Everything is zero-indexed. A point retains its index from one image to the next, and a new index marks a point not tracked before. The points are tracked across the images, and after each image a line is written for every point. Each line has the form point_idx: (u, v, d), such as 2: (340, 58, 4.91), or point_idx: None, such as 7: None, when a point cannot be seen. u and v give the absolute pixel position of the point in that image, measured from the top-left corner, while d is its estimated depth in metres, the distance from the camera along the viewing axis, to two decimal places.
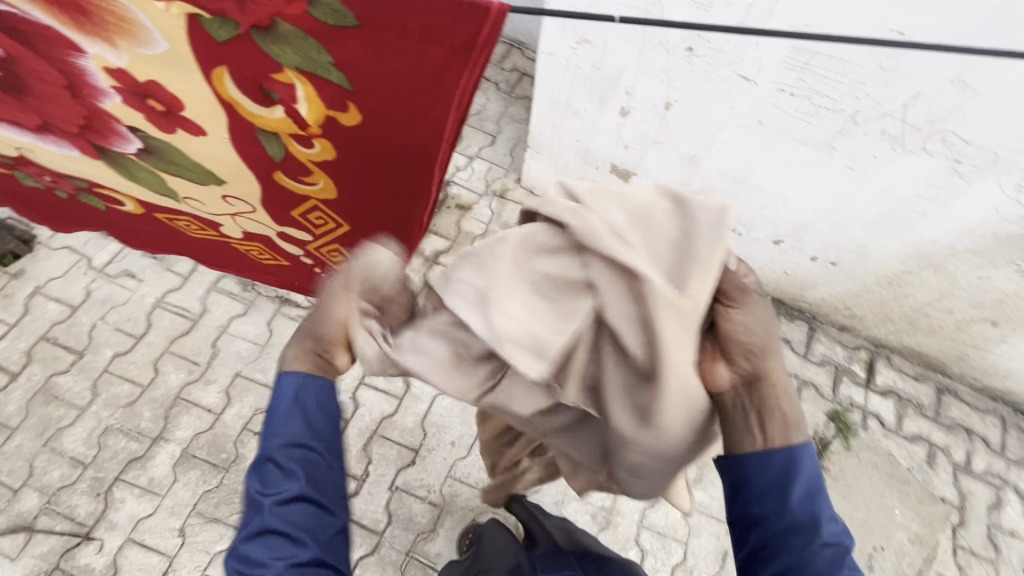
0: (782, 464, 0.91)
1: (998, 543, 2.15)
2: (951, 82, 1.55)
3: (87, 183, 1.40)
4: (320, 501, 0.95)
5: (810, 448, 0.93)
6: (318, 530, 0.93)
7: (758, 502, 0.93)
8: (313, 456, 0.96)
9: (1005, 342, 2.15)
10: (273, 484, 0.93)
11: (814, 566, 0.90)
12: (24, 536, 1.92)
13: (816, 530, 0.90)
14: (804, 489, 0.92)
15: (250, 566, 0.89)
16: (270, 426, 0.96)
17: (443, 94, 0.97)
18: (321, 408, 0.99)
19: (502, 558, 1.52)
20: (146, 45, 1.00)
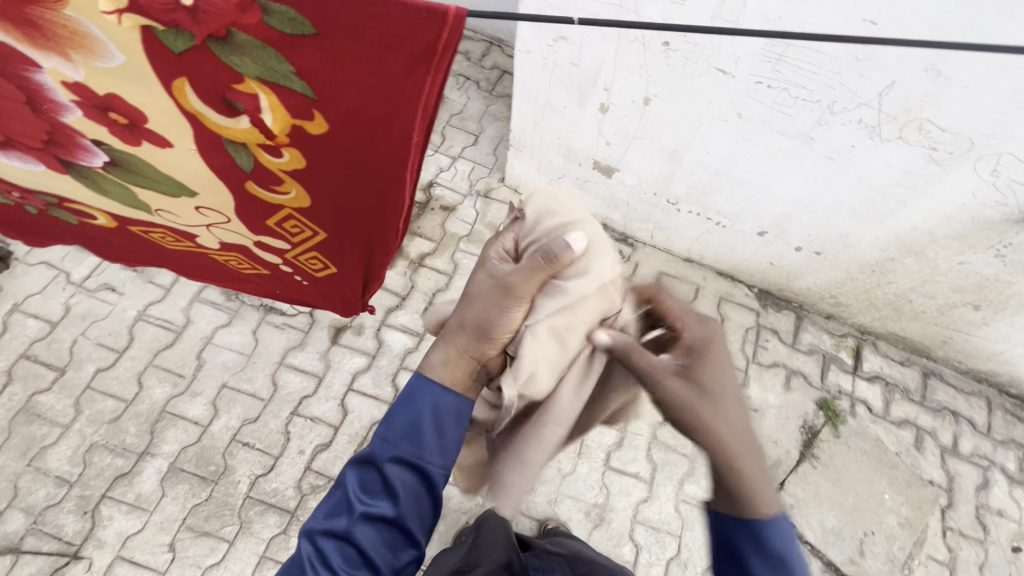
0: (746, 536, 0.89)
1: (986, 523, 2.18)
2: (925, 71, 1.55)
3: (57, 198, 1.38)
4: (408, 531, 0.92)
5: (780, 521, 0.89)
6: (395, 555, 0.92)
7: (722, 561, 0.93)
8: (421, 482, 0.93)
9: (987, 324, 2.17)
10: (371, 494, 0.91)
11: None
12: (11, 558, 1.89)
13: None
14: (769, 561, 0.88)
15: (322, 563, 0.90)
16: (389, 431, 0.94)
17: (408, 100, 0.96)
18: (446, 434, 0.95)
19: (494, 552, 1.44)
20: (103, 58, 0.98)
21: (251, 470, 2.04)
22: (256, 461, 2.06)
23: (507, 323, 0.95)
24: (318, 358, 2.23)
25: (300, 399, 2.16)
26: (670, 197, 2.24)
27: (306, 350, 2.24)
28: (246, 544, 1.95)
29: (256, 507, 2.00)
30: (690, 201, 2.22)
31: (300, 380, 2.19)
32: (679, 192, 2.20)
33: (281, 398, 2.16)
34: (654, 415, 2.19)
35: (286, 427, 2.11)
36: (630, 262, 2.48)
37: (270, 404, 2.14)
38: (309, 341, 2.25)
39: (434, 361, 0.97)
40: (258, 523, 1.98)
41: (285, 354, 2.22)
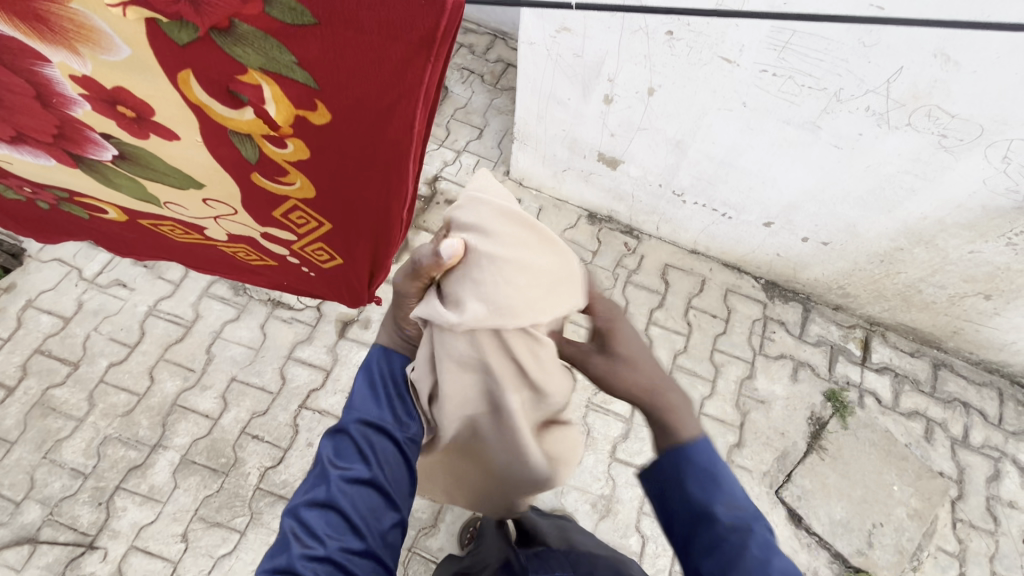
0: (671, 461, 0.90)
1: (997, 515, 2.16)
2: (933, 56, 1.53)
3: (68, 193, 1.40)
4: (387, 492, 0.91)
5: (700, 437, 0.91)
6: (376, 519, 0.89)
7: (665, 498, 0.90)
8: (393, 445, 0.96)
9: (999, 314, 2.14)
10: (344, 459, 0.92)
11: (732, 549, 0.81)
12: (29, 548, 1.93)
13: (718, 521, 0.84)
14: (700, 476, 0.87)
15: (307, 536, 0.85)
16: (354, 400, 1.00)
17: (409, 89, 0.96)
18: (407, 398, 1.02)
19: (498, 555, 1.45)
20: (109, 51, 0.99)
21: (262, 462, 2.07)
22: (266, 453, 2.09)
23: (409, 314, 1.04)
24: (325, 352, 2.25)
25: (308, 392, 2.18)
26: (675, 188, 2.22)
27: (314, 344, 2.26)
28: (256, 534, 1.98)
29: (266, 498, 2.03)
30: (696, 192, 2.21)
31: (308, 373, 2.21)
32: (684, 183, 2.19)
33: (290, 392, 2.18)
34: None
35: (294, 420, 2.14)
36: (636, 254, 2.46)
37: (278, 398, 2.17)
38: (316, 335, 2.27)
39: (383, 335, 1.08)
40: (268, 514, 2.01)
41: (293, 348, 2.25)
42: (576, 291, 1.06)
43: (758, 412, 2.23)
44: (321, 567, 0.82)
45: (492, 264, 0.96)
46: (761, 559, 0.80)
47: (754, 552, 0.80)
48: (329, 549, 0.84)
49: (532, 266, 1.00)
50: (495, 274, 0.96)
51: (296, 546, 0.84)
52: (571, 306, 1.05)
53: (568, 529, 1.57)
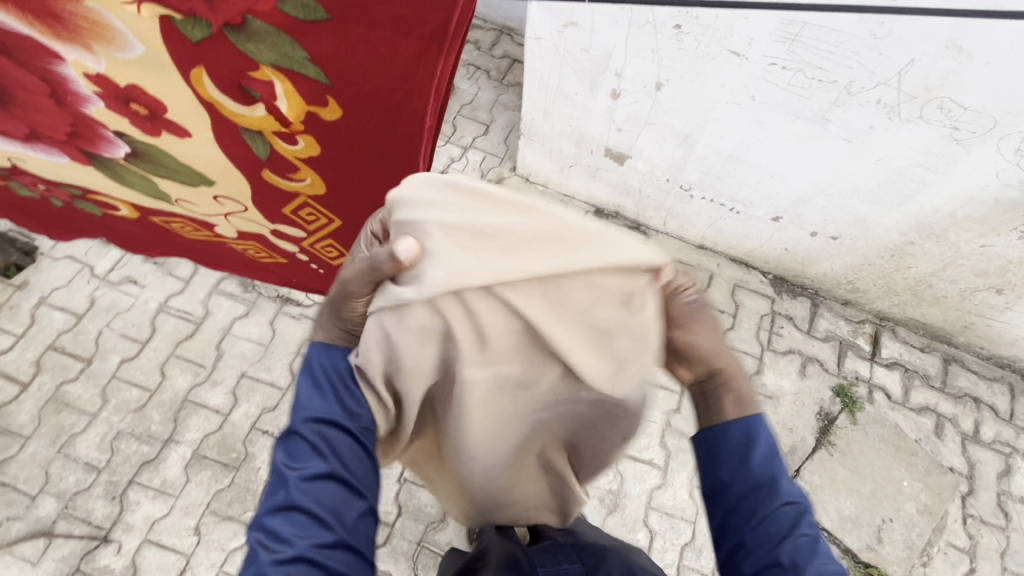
0: (742, 435, 0.95)
1: (1008, 510, 2.15)
2: (945, 48, 1.52)
3: (81, 190, 1.41)
4: (349, 483, 0.90)
5: (763, 417, 0.96)
6: (344, 511, 0.88)
7: (725, 467, 0.94)
8: (347, 435, 0.93)
9: (1011, 309, 2.12)
10: (299, 460, 0.90)
11: (779, 524, 0.89)
12: (44, 541, 1.96)
13: (780, 496, 0.90)
14: (763, 453, 0.93)
15: (274, 541, 0.85)
16: (300, 398, 0.96)
17: (421, 84, 0.96)
18: (354, 386, 0.97)
19: (501, 548, 1.40)
20: (123, 48, 1.00)
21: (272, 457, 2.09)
22: None
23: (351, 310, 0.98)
24: None
25: None
26: (683, 183, 2.22)
27: None
28: None
29: None
30: (704, 187, 2.20)
31: None
32: (692, 178, 2.18)
33: None
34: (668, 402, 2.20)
35: None
36: None
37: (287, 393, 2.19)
38: None
39: (319, 330, 1.02)
40: None
41: (301, 344, 2.26)
42: (570, 240, 0.90)
43: (766, 407, 2.23)
44: (291, 568, 0.82)
45: (443, 231, 0.90)
46: (806, 535, 0.89)
47: (804, 530, 0.88)
48: (298, 549, 0.83)
49: (489, 225, 0.90)
50: (446, 239, 0.90)
51: (266, 553, 0.84)
52: (564, 261, 0.89)
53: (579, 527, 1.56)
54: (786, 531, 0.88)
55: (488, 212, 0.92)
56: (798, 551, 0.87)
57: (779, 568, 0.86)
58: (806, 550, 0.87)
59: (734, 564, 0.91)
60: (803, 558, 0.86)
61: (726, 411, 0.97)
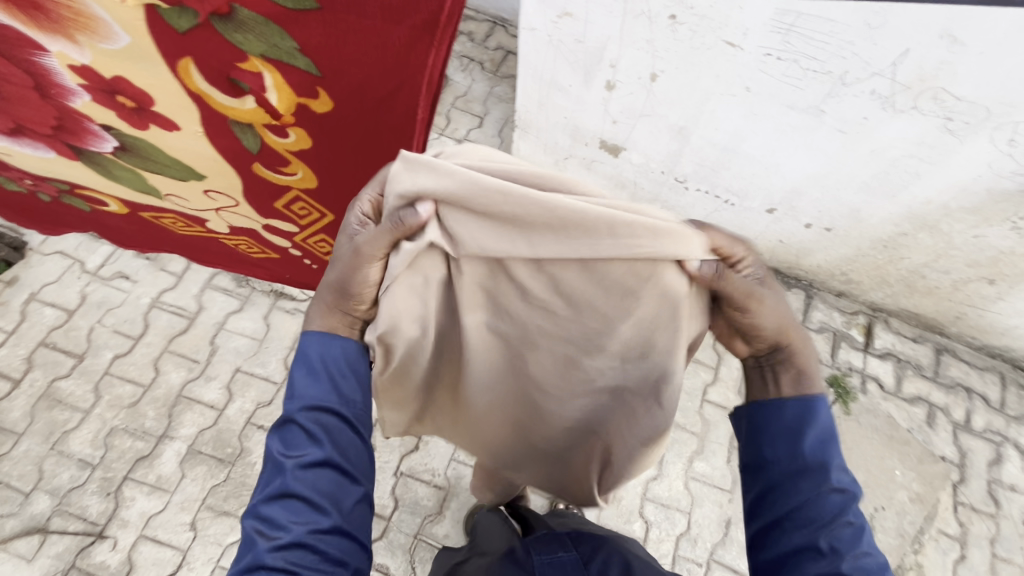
0: (797, 413, 0.94)
1: (998, 498, 2.18)
2: (940, 38, 1.51)
3: (69, 185, 1.39)
4: (346, 469, 0.92)
5: (824, 399, 0.95)
6: (340, 498, 0.90)
7: (771, 443, 0.94)
8: (344, 423, 0.94)
9: (1002, 299, 2.14)
10: (296, 448, 0.91)
11: (823, 508, 0.89)
12: (39, 537, 1.95)
13: (829, 480, 0.90)
14: (817, 435, 0.92)
15: (271, 528, 0.86)
16: (295, 386, 0.96)
17: (412, 75, 0.95)
18: (348, 373, 0.98)
19: (500, 542, 1.43)
20: (108, 39, 0.98)
21: None
22: None
23: (362, 281, 0.94)
24: None
25: None
26: (678, 175, 2.21)
27: None
28: None
29: None
30: (698, 179, 2.19)
31: None
32: (687, 169, 2.18)
33: None
34: None
35: None
36: None
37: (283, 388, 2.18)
38: None
39: (311, 321, 1.00)
40: None
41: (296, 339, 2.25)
42: (583, 228, 0.84)
43: None
44: (291, 552, 0.84)
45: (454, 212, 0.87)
46: (850, 523, 0.89)
47: (849, 518, 0.88)
48: (295, 535, 0.85)
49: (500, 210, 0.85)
50: (458, 219, 0.87)
51: (263, 541, 0.86)
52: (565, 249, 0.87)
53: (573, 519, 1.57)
54: (829, 516, 0.88)
55: (501, 200, 0.84)
56: (840, 538, 0.87)
57: (817, 553, 0.87)
58: (847, 538, 0.87)
59: (765, 542, 0.92)
60: (844, 545, 0.87)
61: (782, 389, 0.97)
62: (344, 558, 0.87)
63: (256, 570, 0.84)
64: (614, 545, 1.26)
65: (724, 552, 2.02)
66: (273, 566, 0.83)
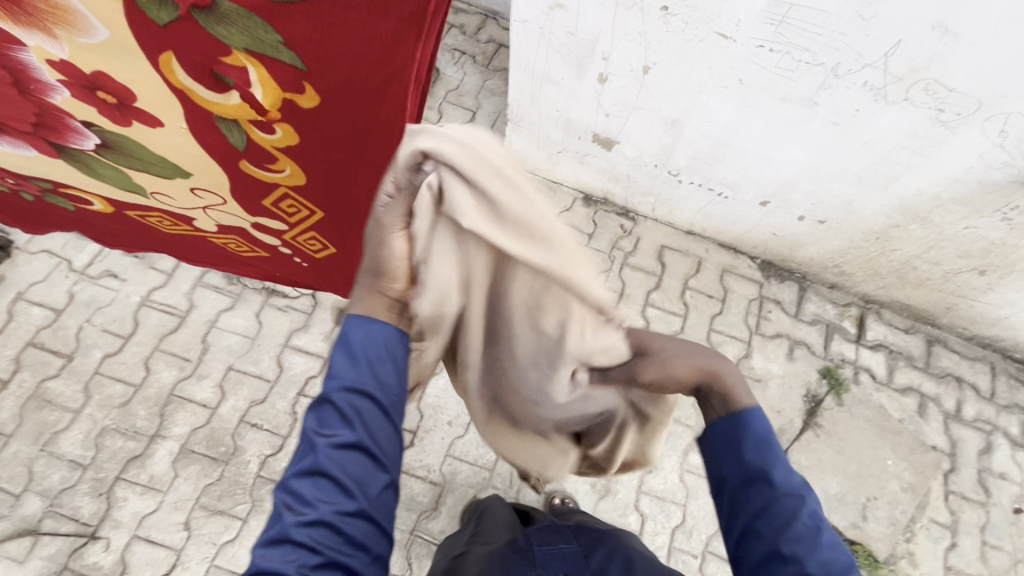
0: (731, 426, 0.95)
1: (988, 486, 2.20)
2: (932, 28, 1.51)
3: (52, 184, 1.36)
4: (376, 454, 0.90)
5: (752, 405, 0.96)
6: (368, 483, 0.89)
7: (721, 457, 0.96)
8: (378, 408, 0.92)
9: (993, 290, 2.15)
10: (329, 427, 0.89)
11: (778, 514, 0.89)
12: (30, 539, 1.94)
13: (776, 486, 0.91)
14: (755, 441, 0.93)
15: (298, 504, 0.86)
16: (334, 364, 0.93)
17: (400, 69, 0.93)
18: (387, 358, 0.94)
19: (500, 531, 1.43)
20: (86, 33, 0.96)
21: (261, 450, 2.08)
22: (265, 441, 2.09)
23: (390, 255, 0.94)
24: (322, 339, 2.24)
25: (306, 379, 2.18)
26: (671, 168, 2.20)
27: (310, 332, 2.25)
28: (258, 521, 1.99)
29: (267, 485, 2.04)
30: (692, 172, 2.19)
31: (306, 361, 2.21)
32: (680, 163, 2.17)
33: (288, 379, 2.18)
34: None
35: (293, 408, 2.14)
36: (632, 236, 2.45)
37: (276, 385, 2.17)
38: (312, 323, 2.26)
39: (353, 305, 0.96)
40: (270, 501, 2.01)
41: (289, 336, 2.24)
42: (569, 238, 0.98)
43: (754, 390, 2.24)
44: (316, 529, 0.84)
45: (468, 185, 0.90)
46: (808, 524, 0.89)
47: (803, 519, 0.89)
48: (321, 513, 0.84)
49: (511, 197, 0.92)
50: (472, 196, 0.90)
51: (290, 515, 0.85)
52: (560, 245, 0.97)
53: (570, 513, 1.58)
54: (785, 522, 0.88)
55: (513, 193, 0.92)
56: (799, 542, 0.88)
57: (781, 560, 0.87)
58: (804, 540, 0.88)
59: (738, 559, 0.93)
60: (803, 549, 0.87)
61: (716, 408, 0.97)
62: (367, 542, 0.87)
63: (281, 542, 0.84)
64: (614, 536, 1.28)
65: (719, 543, 2.03)
66: (299, 542, 0.83)
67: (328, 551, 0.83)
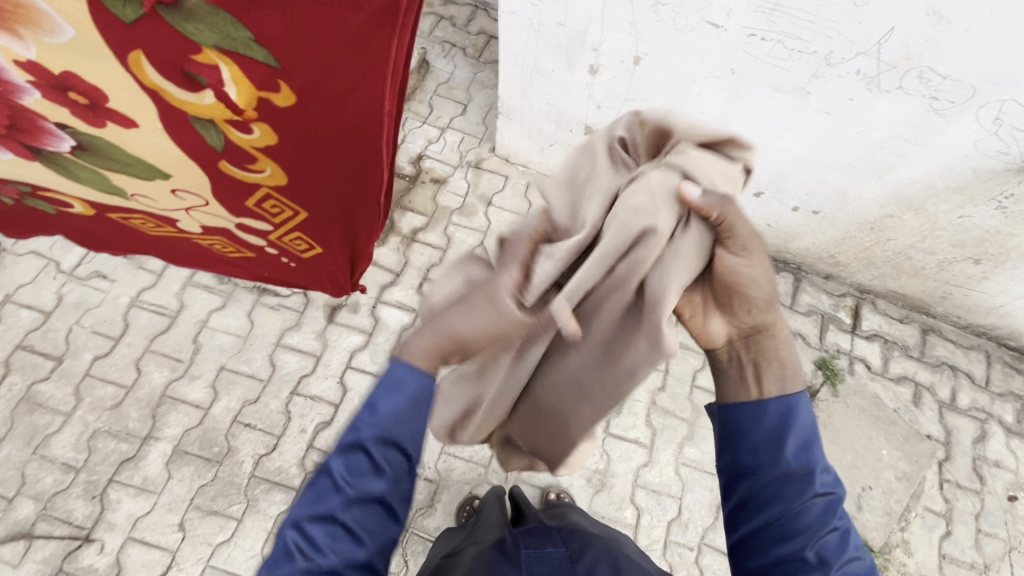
0: (780, 422, 1.02)
1: (983, 474, 2.21)
2: (925, 15, 1.48)
3: (31, 187, 1.34)
4: (392, 507, 0.99)
5: (804, 402, 1.03)
6: (377, 535, 0.97)
7: (760, 449, 1.02)
8: (401, 464, 1.01)
9: (987, 278, 2.14)
10: (359, 477, 0.97)
11: (808, 512, 0.99)
12: (24, 543, 1.93)
13: (813, 485, 1.00)
14: (799, 441, 1.02)
15: (309, 547, 0.93)
16: (371, 414, 1.00)
17: (375, 64, 0.91)
18: (420, 416, 1.02)
19: (491, 530, 1.43)
20: (51, 32, 0.93)
21: (255, 450, 2.07)
22: (259, 440, 2.08)
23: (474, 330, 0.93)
24: (315, 337, 2.22)
25: (299, 378, 2.16)
26: None
27: (302, 330, 2.23)
28: (254, 521, 1.98)
29: (262, 485, 2.03)
30: None
31: (298, 360, 2.19)
32: None
33: (280, 378, 2.16)
34: (653, 381, 2.20)
35: (287, 407, 2.12)
36: None
37: (269, 385, 2.15)
38: (304, 321, 2.24)
39: (408, 348, 0.99)
40: (264, 501, 2.01)
41: (281, 335, 2.22)
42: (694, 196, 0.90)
43: None
44: None
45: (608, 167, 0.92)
46: (835, 528, 1.00)
47: (833, 520, 0.99)
48: (332, 560, 0.93)
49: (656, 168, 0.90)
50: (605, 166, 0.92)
51: (301, 559, 0.92)
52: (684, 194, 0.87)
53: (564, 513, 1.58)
54: (813, 520, 0.99)
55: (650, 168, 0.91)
56: (825, 547, 0.98)
57: (805, 559, 0.97)
58: (832, 542, 0.98)
59: (758, 549, 1.01)
60: (830, 553, 0.98)
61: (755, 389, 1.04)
62: None
63: None
64: (602, 543, 1.26)
65: (715, 535, 2.03)
66: None
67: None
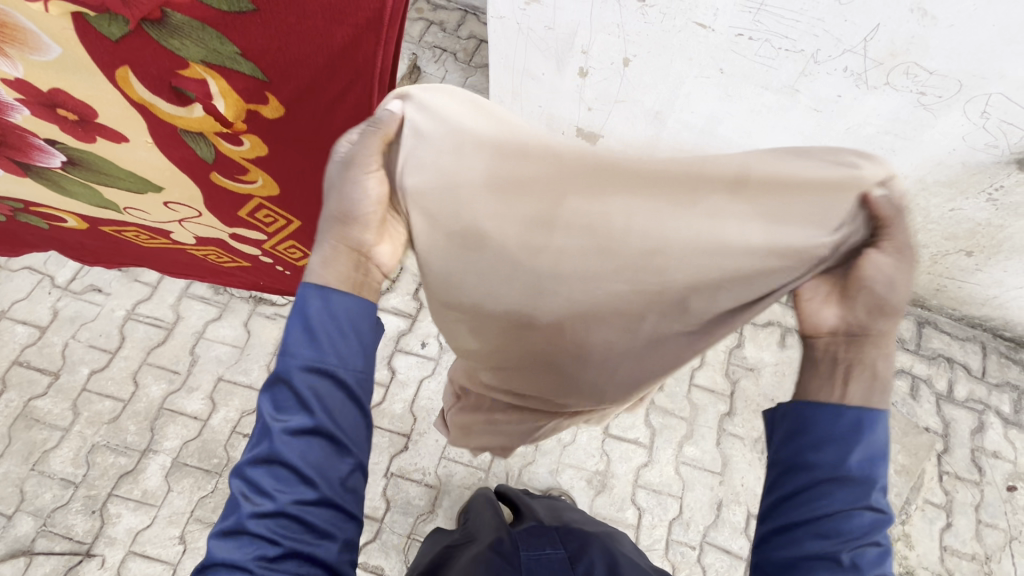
0: (851, 422, 0.84)
1: (982, 465, 2.21)
2: (910, 11, 1.49)
3: (23, 204, 1.34)
4: (338, 440, 0.86)
5: (887, 417, 0.86)
6: (330, 472, 0.85)
7: (813, 442, 0.86)
8: (338, 389, 0.87)
9: (980, 271, 2.15)
10: (285, 411, 0.85)
11: (853, 522, 0.83)
12: (24, 560, 1.92)
13: (870, 496, 0.83)
14: (869, 450, 0.84)
15: (255, 493, 0.83)
16: (289, 342, 0.87)
17: (361, 75, 0.92)
18: (349, 333, 0.88)
19: (489, 529, 1.43)
20: (38, 50, 0.94)
21: None
22: None
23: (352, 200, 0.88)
24: None
25: None
26: None
27: None
28: None
29: None
30: None
31: None
32: None
33: None
34: None
35: None
36: None
37: None
38: None
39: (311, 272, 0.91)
40: None
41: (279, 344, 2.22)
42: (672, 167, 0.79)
43: (747, 379, 2.23)
44: (273, 521, 0.82)
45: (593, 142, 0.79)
46: (877, 543, 0.84)
47: (879, 535, 0.83)
48: (280, 504, 0.82)
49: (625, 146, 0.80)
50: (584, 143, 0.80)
51: (247, 505, 0.83)
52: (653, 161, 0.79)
53: (560, 509, 1.59)
54: (858, 532, 0.82)
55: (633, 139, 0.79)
56: (862, 556, 0.83)
57: (835, 564, 0.82)
58: (870, 557, 0.83)
59: (782, 545, 0.87)
60: (865, 563, 0.82)
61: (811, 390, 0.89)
62: (331, 531, 0.85)
63: (239, 533, 0.82)
64: (600, 542, 1.27)
65: (716, 534, 2.03)
66: (256, 533, 0.82)
67: (287, 542, 0.82)
